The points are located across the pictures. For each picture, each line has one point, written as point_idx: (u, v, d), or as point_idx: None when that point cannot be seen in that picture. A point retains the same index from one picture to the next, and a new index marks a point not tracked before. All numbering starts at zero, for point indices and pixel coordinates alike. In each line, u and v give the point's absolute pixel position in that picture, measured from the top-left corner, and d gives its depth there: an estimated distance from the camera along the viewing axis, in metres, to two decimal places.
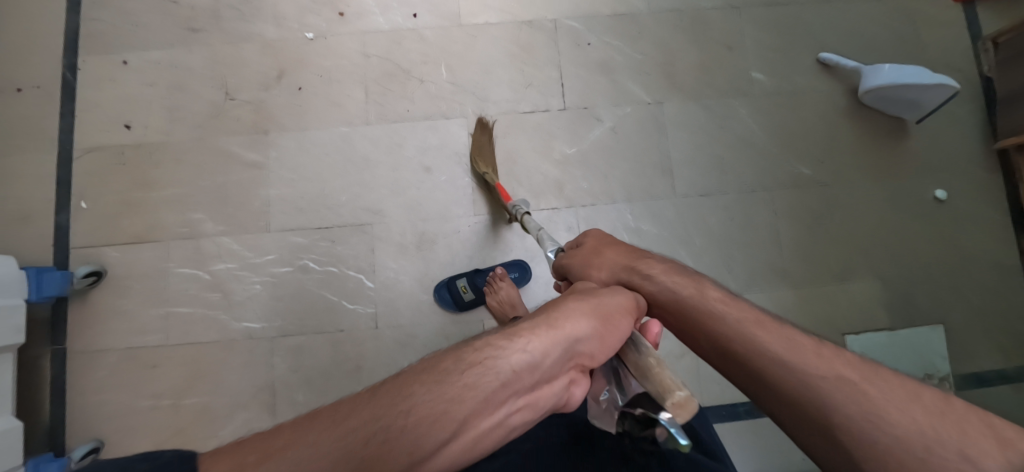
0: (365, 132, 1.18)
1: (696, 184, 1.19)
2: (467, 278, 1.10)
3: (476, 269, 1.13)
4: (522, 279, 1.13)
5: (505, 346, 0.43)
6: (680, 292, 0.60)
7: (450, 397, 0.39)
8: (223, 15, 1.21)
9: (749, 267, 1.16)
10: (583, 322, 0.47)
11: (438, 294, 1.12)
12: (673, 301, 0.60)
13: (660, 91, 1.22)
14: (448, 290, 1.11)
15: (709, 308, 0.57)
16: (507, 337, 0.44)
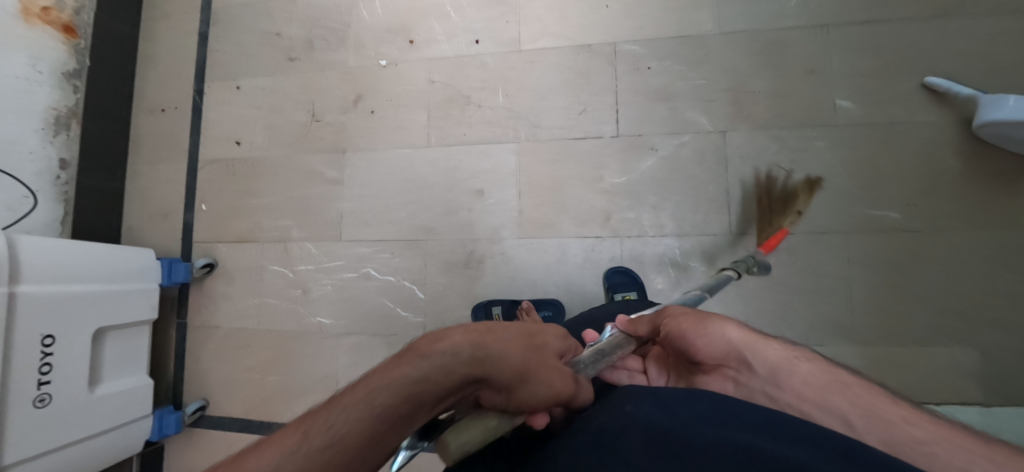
0: (425, 154, 1.27)
1: (756, 222, 1.11)
2: (501, 306, 1.15)
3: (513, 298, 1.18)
4: (554, 317, 1.12)
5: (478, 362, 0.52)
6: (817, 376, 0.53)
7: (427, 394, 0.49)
8: (315, 45, 1.36)
9: (808, 318, 1.07)
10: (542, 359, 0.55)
11: (474, 316, 1.17)
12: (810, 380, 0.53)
13: (724, 120, 1.14)
14: (484, 313, 1.17)
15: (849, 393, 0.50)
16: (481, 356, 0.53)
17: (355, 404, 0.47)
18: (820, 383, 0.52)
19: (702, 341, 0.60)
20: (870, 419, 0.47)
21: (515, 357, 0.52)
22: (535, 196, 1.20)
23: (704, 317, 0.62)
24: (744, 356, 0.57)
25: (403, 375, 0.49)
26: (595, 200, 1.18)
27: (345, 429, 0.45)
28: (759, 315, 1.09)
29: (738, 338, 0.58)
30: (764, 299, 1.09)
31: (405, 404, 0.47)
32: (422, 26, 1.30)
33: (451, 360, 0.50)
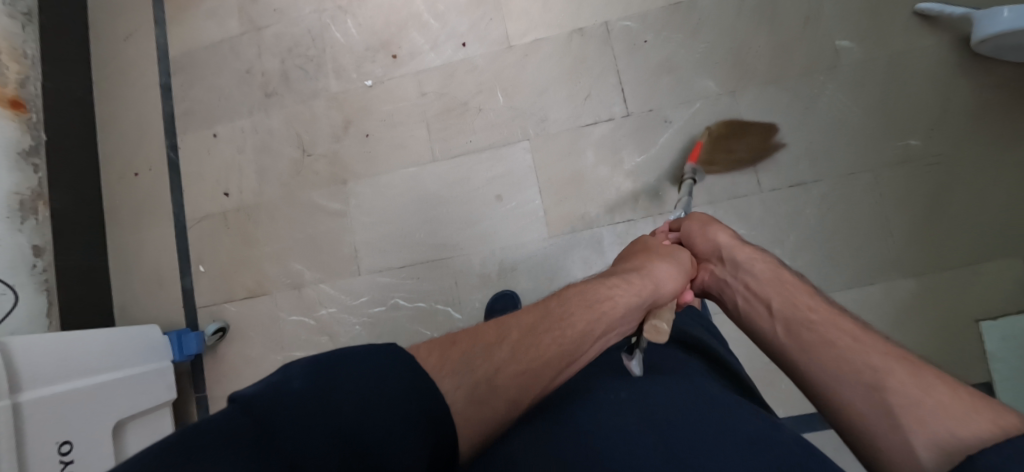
0: (433, 169, 1.19)
1: (784, 176, 1.10)
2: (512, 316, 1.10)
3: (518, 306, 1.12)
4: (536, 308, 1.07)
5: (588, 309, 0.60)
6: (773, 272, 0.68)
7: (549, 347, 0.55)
8: (291, 76, 1.27)
9: (854, 260, 1.06)
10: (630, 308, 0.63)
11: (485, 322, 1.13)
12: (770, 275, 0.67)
13: (732, 80, 1.12)
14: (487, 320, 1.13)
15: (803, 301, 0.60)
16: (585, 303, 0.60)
17: (522, 336, 0.53)
18: (773, 280, 0.66)
19: (705, 247, 0.79)
20: (793, 312, 0.59)
21: (670, 282, 0.70)
22: (558, 191, 1.15)
23: (708, 226, 0.81)
24: (728, 257, 0.74)
25: (571, 313, 0.59)
26: (620, 183, 1.14)
27: (516, 365, 0.50)
28: (808, 267, 1.08)
29: (727, 240, 0.76)
30: (810, 251, 1.07)
31: (566, 344, 0.55)
32: (404, 39, 1.22)
33: (616, 293, 0.64)
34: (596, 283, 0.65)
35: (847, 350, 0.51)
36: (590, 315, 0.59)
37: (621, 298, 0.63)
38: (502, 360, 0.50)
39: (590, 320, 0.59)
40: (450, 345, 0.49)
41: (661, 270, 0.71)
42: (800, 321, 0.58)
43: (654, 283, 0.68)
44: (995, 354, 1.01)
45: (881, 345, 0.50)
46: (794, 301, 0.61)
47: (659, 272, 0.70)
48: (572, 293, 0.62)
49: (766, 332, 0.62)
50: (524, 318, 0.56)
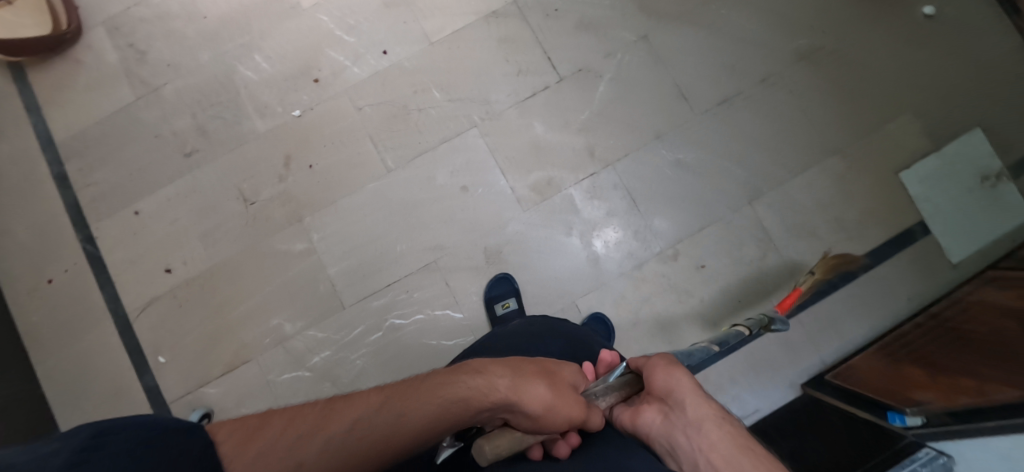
0: (392, 179, 1.17)
1: (711, 95, 1.21)
2: (514, 298, 1.11)
3: (516, 287, 1.13)
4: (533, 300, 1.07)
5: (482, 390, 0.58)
6: (736, 442, 0.49)
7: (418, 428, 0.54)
8: (208, 128, 1.18)
9: (791, 151, 1.19)
10: (531, 406, 0.56)
11: (487, 313, 1.12)
12: (733, 448, 0.49)
13: (643, 25, 1.22)
14: (489, 310, 1.12)
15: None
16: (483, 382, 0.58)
17: (352, 424, 0.52)
18: (736, 455, 0.48)
19: (660, 388, 0.57)
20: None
21: (538, 410, 0.56)
22: (521, 166, 1.17)
23: (672, 366, 0.58)
24: (692, 428, 0.52)
25: (414, 407, 0.54)
26: (574, 143, 1.18)
27: (337, 445, 0.51)
28: (757, 168, 1.19)
29: (688, 387, 0.55)
30: (753, 154, 1.19)
31: (398, 438, 0.53)
32: (323, 61, 1.19)
33: (473, 395, 0.57)
34: (459, 372, 0.59)
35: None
36: (432, 415, 0.55)
37: (478, 401, 0.57)
38: (320, 443, 0.50)
39: (428, 420, 0.54)
40: (280, 417, 0.51)
41: (535, 385, 0.58)
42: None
43: (521, 398, 0.57)
44: (917, 195, 1.19)
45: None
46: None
47: (529, 385, 0.58)
48: (437, 384, 0.57)
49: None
50: (387, 399, 0.54)
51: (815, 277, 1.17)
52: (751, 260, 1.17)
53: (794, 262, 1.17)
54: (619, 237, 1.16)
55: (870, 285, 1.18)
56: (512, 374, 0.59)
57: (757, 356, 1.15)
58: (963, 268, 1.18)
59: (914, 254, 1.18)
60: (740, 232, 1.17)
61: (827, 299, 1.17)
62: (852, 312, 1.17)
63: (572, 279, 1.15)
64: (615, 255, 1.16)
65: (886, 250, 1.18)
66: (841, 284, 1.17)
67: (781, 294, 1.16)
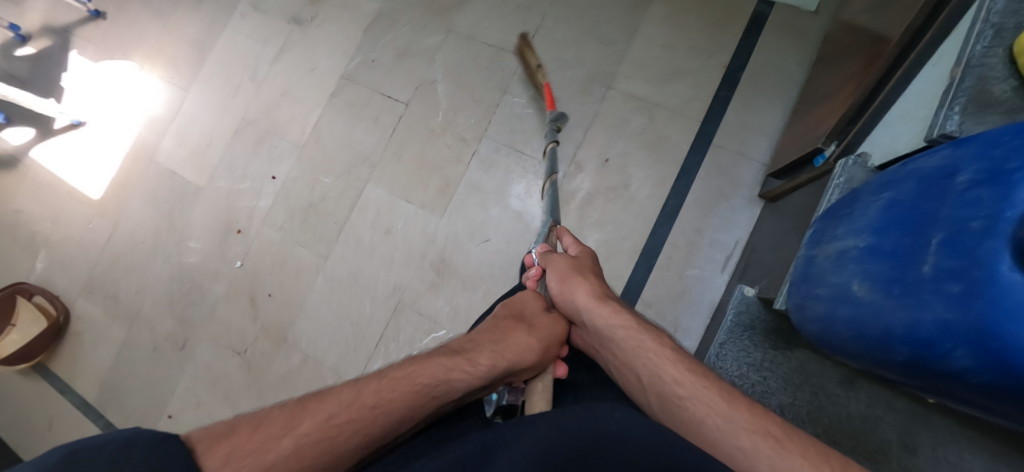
0: (332, 263, 1.30)
1: (524, 33, 1.33)
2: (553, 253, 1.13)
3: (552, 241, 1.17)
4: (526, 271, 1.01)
5: (461, 368, 0.64)
6: (632, 336, 0.72)
7: (402, 419, 0.58)
8: (185, 316, 1.35)
9: (614, 27, 1.29)
10: (528, 349, 0.70)
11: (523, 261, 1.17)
12: (629, 341, 0.72)
13: (442, 24, 1.38)
14: None
15: (663, 366, 0.67)
16: (459, 361, 0.65)
17: (330, 417, 0.53)
18: (634, 346, 0.71)
19: (564, 299, 0.82)
20: (661, 381, 0.66)
21: (526, 353, 0.70)
22: (419, 185, 1.30)
23: (567, 280, 0.83)
24: (588, 319, 0.77)
25: (394, 391, 0.58)
26: (447, 141, 1.31)
27: (316, 440, 0.51)
28: (597, 59, 1.29)
29: (585, 298, 0.79)
30: (586, 51, 1.29)
31: (392, 421, 0.56)
32: (237, 212, 1.38)
33: (454, 376, 0.63)
34: (428, 360, 0.64)
35: (716, 425, 0.59)
36: (412, 402, 0.58)
37: (459, 382, 0.63)
38: (294, 443, 0.51)
39: (407, 407, 0.58)
40: (240, 428, 0.51)
41: (522, 339, 0.71)
42: (670, 395, 0.65)
43: (503, 361, 0.67)
44: None
45: (738, 404, 0.61)
46: (661, 365, 0.68)
47: (509, 347, 0.70)
48: (411, 369, 0.62)
49: (632, 383, 0.70)
50: (365, 393, 0.57)
51: (703, 104, 1.22)
52: (640, 129, 1.23)
53: (677, 106, 1.23)
54: (528, 185, 1.26)
55: (756, 77, 1.22)
56: (478, 342, 0.70)
57: (703, 199, 1.19)
58: (824, 10, 1.21)
59: (775, 29, 1.23)
60: (617, 114, 1.25)
61: (729, 113, 1.21)
62: (755, 109, 1.21)
63: (512, 241, 1.23)
64: (532, 200, 1.25)
65: (747, 44, 1.23)
66: (730, 94, 1.22)
67: (685, 137, 1.22)
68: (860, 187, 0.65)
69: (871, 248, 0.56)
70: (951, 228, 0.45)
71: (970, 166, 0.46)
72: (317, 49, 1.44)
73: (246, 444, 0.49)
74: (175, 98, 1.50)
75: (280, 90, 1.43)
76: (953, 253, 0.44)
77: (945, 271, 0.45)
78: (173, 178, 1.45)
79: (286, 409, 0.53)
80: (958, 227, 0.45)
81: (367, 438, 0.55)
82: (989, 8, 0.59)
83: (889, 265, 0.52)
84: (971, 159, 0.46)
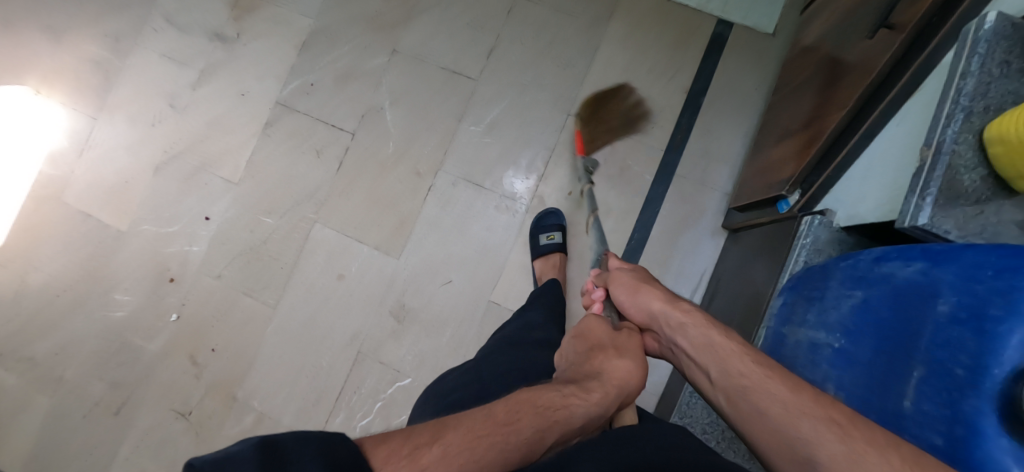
0: (282, 312, 1.20)
1: (478, 54, 1.24)
2: (560, 234, 1.13)
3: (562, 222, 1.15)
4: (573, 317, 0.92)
5: (581, 393, 0.60)
6: (699, 331, 0.65)
7: (535, 442, 0.53)
8: (119, 377, 1.22)
9: (573, 47, 1.22)
10: (635, 370, 0.65)
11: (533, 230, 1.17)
12: (695, 339, 0.65)
13: (386, 44, 1.26)
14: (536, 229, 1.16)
15: (726, 355, 0.60)
16: (582, 388, 0.61)
17: (473, 433, 0.50)
18: (699, 339, 0.64)
19: (631, 306, 0.75)
20: (724, 366, 0.59)
21: (637, 372, 0.65)
22: (372, 225, 1.21)
23: (636, 285, 0.77)
24: (660, 323, 0.70)
25: (523, 413, 0.55)
26: (399, 176, 1.22)
27: (462, 455, 0.48)
28: (556, 83, 1.22)
29: (652, 300, 0.72)
30: (545, 74, 1.22)
31: (526, 443, 0.52)
32: (167, 260, 1.25)
33: (573, 401, 0.58)
34: (550, 387, 0.60)
35: (776, 417, 0.51)
36: (543, 425, 0.54)
37: (580, 408, 0.58)
38: (441, 452, 0.48)
39: (542, 430, 0.54)
40: (394, 434, 0.48)
41: (623, 362, 0.66)
42: (735, 389, 0.56)
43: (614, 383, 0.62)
44: (700, 4, 1.21)
45: (805, 394, 0.51)
46: (726, 357, 0.60)
47: (614, 367, 0.65)
48: (533, 393, 0.58)
49: (704, 383, 0.62)
50: (496, 411, 0.54)
51: (665, 132, 1.19)
52: (602, 159, 1.19)
53: (641, 135, 1.20)
54: (489, 221, 1.20)
55: (717, 103, 1.19)
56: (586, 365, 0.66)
57: (668, 231, 1.17)
58: (782, 32, 1.19)
59: (735, 52, 1.20)
60: (579, 143, 1.20)
61: (692, 140, 1.19)
62: (717, 136, 1.18)
63: (475, 281, 1.18)
64: (493, 237, 1.19)
65: (709, 67, 1.20)
66: (693, 121, 1.19)
67: (649, 167, 1.19)
68: (823, 266, 0.63)
69: (847, 354, 0.54)
70: (932, 366, 0.44)
71: (951, 296, 0.45)
72: (246, 71, 1.29)
73: (402, 451, 0.47)
74: (83, 128, 1.31)
75: (207, 118, 1.29)
76: (934, 395, 0.43)
77: (927, 415, 0.43)
78: (89, 221, 1.28)
79: (429, 425, 0.51)
80: (940, 366, 0.43)
81: (505, 457, 0.50)
82: (960, 90, 0.58)
83: (866, 379, 0.51)
84: (952, 288, 0.45)
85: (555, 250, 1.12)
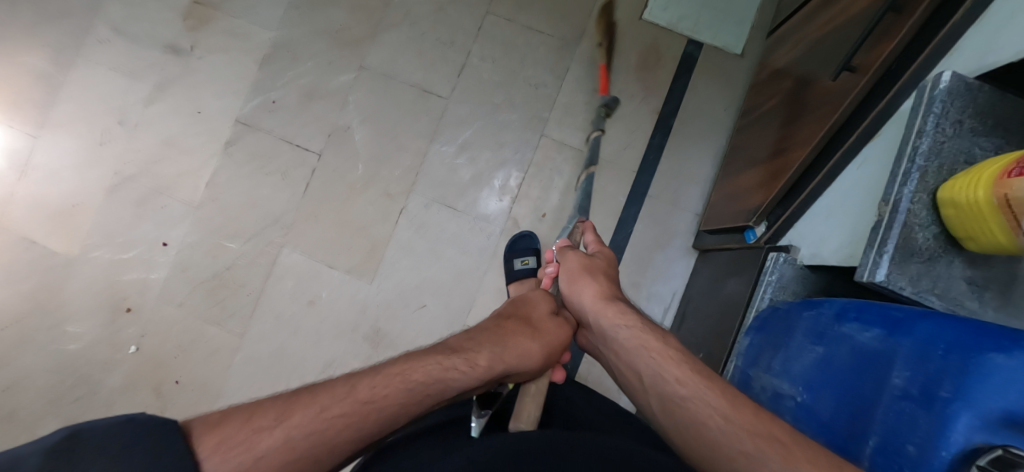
0: (250, 341, 1.17)
1: (448, 72, 1.21)
2: (533, 259, 1.11)
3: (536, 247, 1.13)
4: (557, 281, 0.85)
5: (458, 366, 0.59)
6: (637, 336, 0.64)
7: (393, 418, 0.52)
8: (73, 415, 1.15)
9: (545, 67, 1.21)
10: (534, 351, 0.67)
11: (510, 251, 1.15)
12: (629, 344, 0.64)
13: (352, 60, 1.22)
14: (514, 251, 1.15)
15: (658, 362, 0.60)
16: (461, 358, 0.60)
17: (320, 410, 0.48)
18: (631, 344, 0.64)
19: (568, 292, 0.77)
20: (659, 372, 0.59)
21: (533, 355, 0.67)
22: (343, 249, 1.18)
23: (578, 274, 0.77)
24: (594, 320, 0.71)
25: (389, 386, 0.53)
26: (370, 198, 1.19)
27: (306, 432, 0.46)
28: (528, 102, 1.21)
29: (589, 296, 0.73)
30: (517, 94, 1.21)
31: (383, 417, 0.51)
32: (123, 288, 1.19)
33: (451, 374, 0.58)
34: (431, 357, 0.58)
35: (715, 428, 0.51)
36: (409, 398, 0.53)
37: (456, 382, 0.58)
38: (284, 436, 0.45)
39: (405, 402, 0.53)
40: (237, 412, 0.45)
41: (524, 344, 0.67)
42: (669, 396, 0.56)
43: (503, 361, 0.63)
44: (671, 24, 1.22)
45: (743, 408, 0.51)
46: (659, 363, 0.59)
47: (517, 348, 0.66)
48: (412, 363, 0.56)
49: (635, 385, 0.62)
50: (358, 387, 0.51)
51: (636, 153, 1.20)
52: (575, 180, 1.19)
53: (614, 155, 1.20)
54: (464, 244, 1.19)
55: (687, 124, 1.21)
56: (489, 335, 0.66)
57: (640, 252, 1.19)
58: (749, 53, 1.21)
59: (704, 72, 1.21)
60: (552, 164, 1.20)
61: (663, 161, 1.20)
62: (687, 157, 1.20)
63: (450, 305, 1.17)
64: (467, 260, 1.18)
65: (679, 87, 1.21)
66: (664, 142, 1.20)
67: (621, 188, 1.20)
68: (791, 306, 0.67)
69: (808, 408, 0.57)
70: (886, 436, 0.47)
71: (905, 371, 0.48)
72: (202, 87, 1.23)
73: (262, 427, 0.45)
74: (21, 147, 1.22)
75: (160, 137, 1.22)
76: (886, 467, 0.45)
77: None
78: (33, 248, 1.20)
79: (283, 399, 0.48)
80: (892, 438, 0.46)
81: (359, 434, 0.49)
82: (916, 148, 0.60)
83: (825, 437, 0.54)
84: (908, 362, 0.48)
85: (528, 275, 1.10)
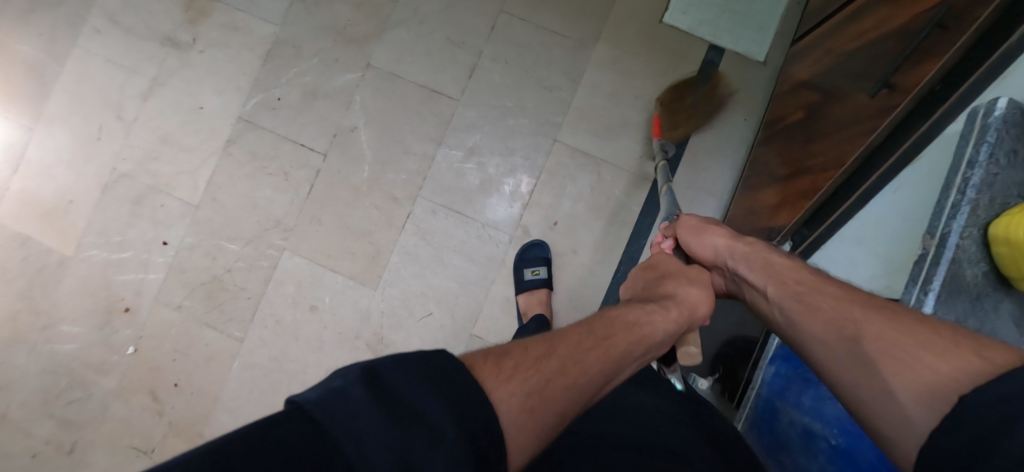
0: (249, 347, 1.13)
1: (458, 73, 1.17)
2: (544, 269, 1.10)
3: (546, 256, 1.13)
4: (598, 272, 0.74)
5: (655, 314, 0.61)
6: (764, 261, 0.65)
7: (616, 360, 0.52)
8: (67, 418, 1.12)
9: (559, 70, 1.16)
10: (696, 296, 0.67)
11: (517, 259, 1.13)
12: (761, 266, 0.65)
13: (359, 58, 1.17)
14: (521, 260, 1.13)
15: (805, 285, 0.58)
16: (655, 306, 0.63)
17: (576, 345, 0.50)
18: (761, 266, 0.65)
19: (698, 243, 0.74)
20: (819, 296, 0.56)
21: (698, 296, 0.68)
22: (347, 254, 1.15)
23: (701, 225, 0.75)
24: (730, 259, 0.69)
25: (617, 331, 0.55)
26: (375, 202, 1.15)
27: (569, 363, 0.48)
28: (541, 106, 1.16)
29: (719, 239, 0.71)
30: (529, 97, 1.16)
31: (614, 355, 0.52)
32: (119, 289, 1.15)
33: (656, 319, 0.60)
34: (635, 305, 0.62)
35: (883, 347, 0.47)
36: (628, 350, 0.54)
37: (658, 327, 0.59)
38: (558, 364, 0.47)
39: (628, 352, 0.54)
40: (507, 349, 0.47)
41: (691, 290, 0.68)
42: (823, 312, 0.54)
43: (687, 308, 0.65)
44: (691, 28, 1.17)
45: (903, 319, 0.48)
46: (787, 275, 0.61)
47: (688, 293, 0.67)
48: (629, 314, 0.60)
49: (779, 313, 0.60)
50: (596, 327, 0.55)
51: (652, 163, 1.16)
52: (588, 188, 1.15)
53: (629, 164, 1.16)
54: (472, 252, 1.15)
55: (705, 133, 1.16)
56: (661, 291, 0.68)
57: None
58: (772, 61, 1.16)
59: (725, 80, 1.17)
60: (565, 171, 1.15)
61: (679, 171, 1.16)
62: (705, 167, 1.16)
63: (457, 315, 1.13)
64: (475, 268, 1.14)
65: (698, 94, 1.16)
66: (681, 151, 1.16)
67: (636, 198, 1.15)
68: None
69: None
70: None
71: None
72: (202, 82, 1.18)
73: (522, 360, 0.46)
74: (15, 140, 1.18)
75: (159, 133, 1.17)
76: None
77: None
78: (27, 245, 1.16)
79: (538, 339, 0.51)
80: None
81: (574, 379, 0.47)
82: (967, 180, 0.56)
83: None
84: None
85: (539, 286, 1.09)
